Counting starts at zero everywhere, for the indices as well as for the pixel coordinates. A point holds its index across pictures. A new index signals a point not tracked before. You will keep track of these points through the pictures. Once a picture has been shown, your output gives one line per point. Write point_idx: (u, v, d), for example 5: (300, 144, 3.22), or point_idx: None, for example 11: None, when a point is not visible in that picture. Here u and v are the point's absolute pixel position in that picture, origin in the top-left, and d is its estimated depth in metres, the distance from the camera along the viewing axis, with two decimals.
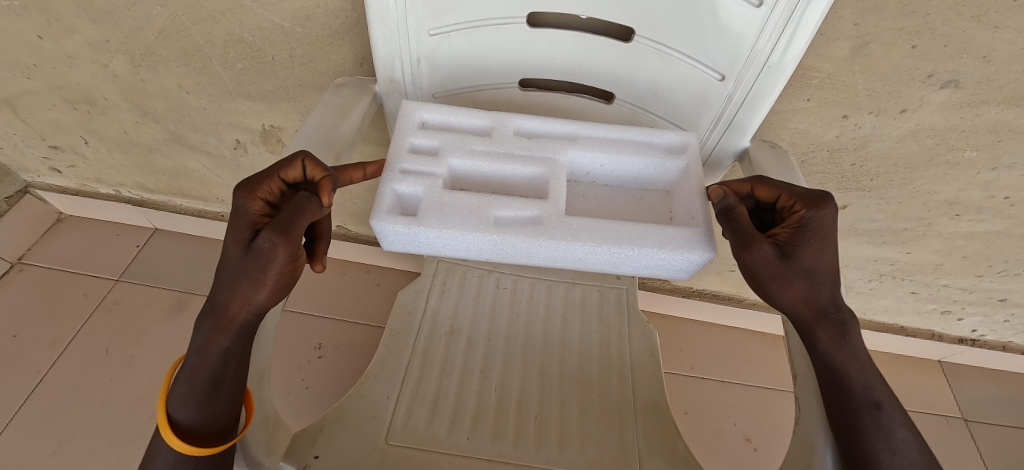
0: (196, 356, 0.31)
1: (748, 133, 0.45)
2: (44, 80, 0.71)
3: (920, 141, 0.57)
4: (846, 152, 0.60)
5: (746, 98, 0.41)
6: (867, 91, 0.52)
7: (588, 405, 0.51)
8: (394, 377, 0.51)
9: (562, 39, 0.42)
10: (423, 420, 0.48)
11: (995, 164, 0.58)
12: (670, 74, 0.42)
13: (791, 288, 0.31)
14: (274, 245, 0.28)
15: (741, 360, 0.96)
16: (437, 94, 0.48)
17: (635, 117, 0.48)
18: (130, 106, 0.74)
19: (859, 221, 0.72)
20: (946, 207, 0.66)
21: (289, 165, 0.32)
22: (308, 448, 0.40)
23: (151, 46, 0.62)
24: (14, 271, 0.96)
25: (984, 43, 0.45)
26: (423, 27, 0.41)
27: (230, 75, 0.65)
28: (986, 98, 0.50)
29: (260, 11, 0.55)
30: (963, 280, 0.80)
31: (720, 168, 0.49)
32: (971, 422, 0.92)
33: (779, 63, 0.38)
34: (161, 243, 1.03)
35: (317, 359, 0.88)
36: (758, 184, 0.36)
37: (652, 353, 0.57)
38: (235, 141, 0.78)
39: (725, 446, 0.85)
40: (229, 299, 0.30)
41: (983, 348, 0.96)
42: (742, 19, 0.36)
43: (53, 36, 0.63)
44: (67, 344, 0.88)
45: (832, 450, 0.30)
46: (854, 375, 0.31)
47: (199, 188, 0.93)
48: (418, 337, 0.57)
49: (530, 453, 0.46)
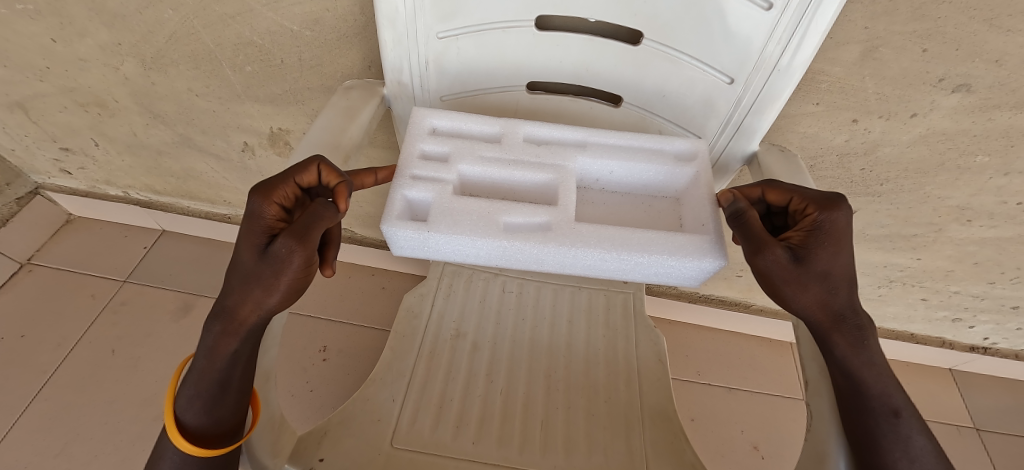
0: (203, 359, 0.31)
1: (756, 138, 0.44)
2: (56, 83, 0.72)
3: (931, 146, 0.56)
4: (855, 156, 0.60)
5: (754, 102, 0.41)
6: (877, 95, 0.52)
7: (596, 410, 0.51)
8: (398, 379, 0.51)
9: (569, 43, 0.42)
10: (428, 424, 0.47)
11: (1007, 170, 0.57)
12: (679, 77, 0.42)
13: (806, 292, 0.31)
14: (290, 250, 0.28)
15: (749, 367, 0.95)
16: (444, 98, 0.48)
17: (641, 120, 0.47)
18: (140, 108, 0.75)
19: (868, 226, 0.71)
20: (957, 213, 0.65)
21: (305, 170, 0.32)
22: (313, 451, 0.40)
23: (162, 49, 0.63)
24: (22, 272, 0.97)
25: (997, 47, 0.44)
26: (431, 31, 0.41)
27: (239, 78, 0.65)
28: (997, 103, 0.50)
29: (271, 15, 0.55)
30: (974, 286, 0.78)
31: (728, 172, 0.49)
32: (984, 432, 0.90)
33: (788, 66, 0.38)
34: (168, 245, 1.03)
35: (321, 362, 0.88)
36: (769, 188, 0.35)
37: (660, 358, 0.56)
38: (244, 144, 0.78)
39: (732, 455, 0.84)
40: (240, 302, 0.30)
41: (995, 356, 0.94)
42: (751, 23, 0.36)
43: (66, 39, 0.64)
44: (74, 344, 0.89)
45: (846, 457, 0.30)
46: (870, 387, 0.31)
47: (207, 190, 0.93)
48: (423, 340, 0.56)
49: (536, 458, 0.45)
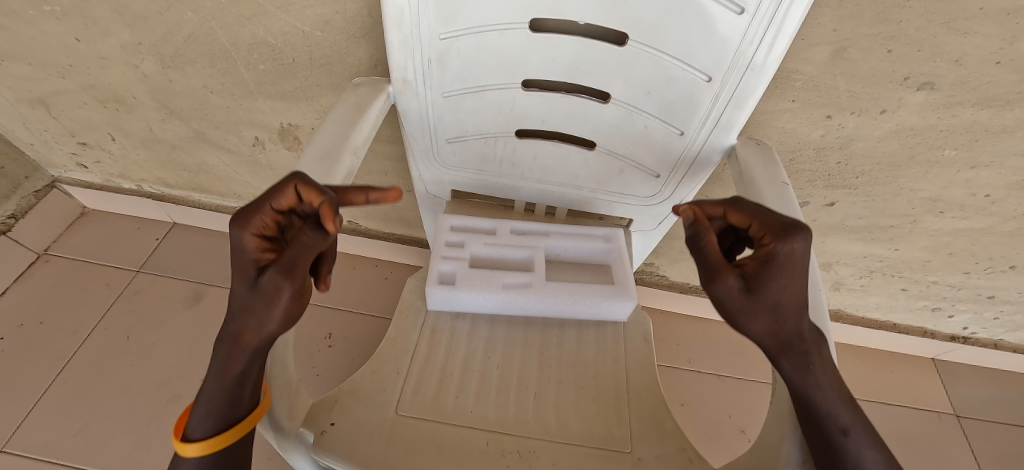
0: (213, 379, 0.33)
1: (734, 130, 0.48)
2: (78, 79, 0.76)
3: (902, 140, 0.60)
4: (831, 151, 0.64)
5: (731, 97, 0.45)
6: (849, 93, 0.55)
7: (585, 384, 0.54)
8: (402, 356, 0.55)
9: (561, 43, 0.45)
10: (430, 395, 0.51)
11: (973, 163, 0.61)
12: (661, 76, 0.46)
13: (755, 320, 0.33)
14: (276, 284, 0.32)
15: (737, 355, 0.99)
16: (446, 94, 0.52)
17: (628, 116, 0.51)
18: (156, 104, 0.79)
19: (847, 218, 0.75)
20: (930, 205, 0.69)
21: (282, 191, 0.33)
22: (324, 417, 0.45)
23: (180, 48, 0.67)
24: (39, 262, 1.01)
25: (956, 48, 0.48)
26: (435, 32, 0.45)
27: (252, 76, 0.69)
28: (961, 99, 0.53)
29: (284, 17, 0.59)
30: (950, 276, 0.82)
31: (709, 164, 0.53)
32: (963, 418, 0.94)
33: (760, 65, 0.42)
34: (179, 237, 1.07)
35: (327, 348, 0.92)
36: (730, 210, 0.37)
37: (646, 339, 0.60)
38: (254, 139, 0.82)
39: (719, 438, 0.87)
40: (243, 328, 0.34)
41: (975, 345, 0.98)
42: (725, 25, 0.39)
43: (89, 39, 0.68)
44: (90, 331, 0.93)
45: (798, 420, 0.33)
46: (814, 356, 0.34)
47: (217, 184, 0.97)
48: (425, 320, 0.60)
49: (530, 426, 0.49)
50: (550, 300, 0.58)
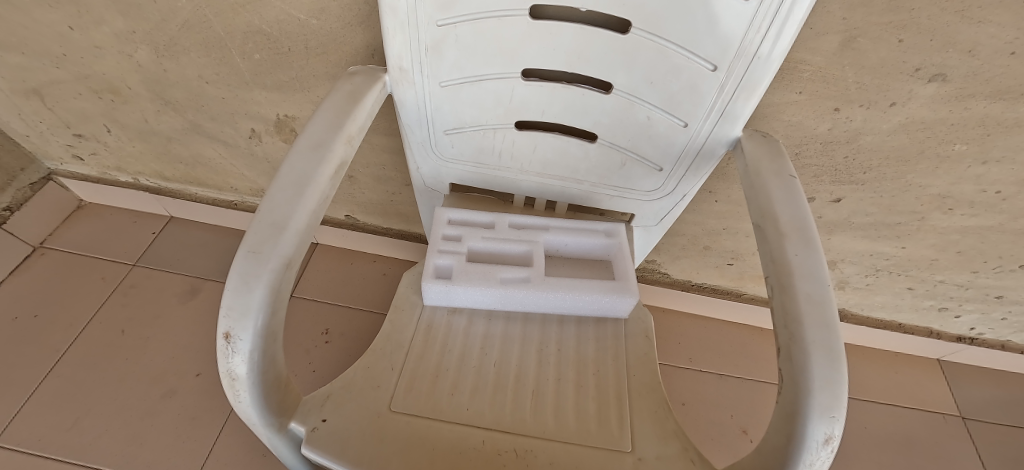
0: None
1: (739, 122, 0.47)
2: (72, 69, 0.75)
3: (911, 134, 0.59)
4: (838, 145, 0.62)
5: (737, 88, 0.44)
6: (858, 84, 0.54)
7: (584, 382, 0.53)
8: (396, 352, 0.54)
9: (562, 30, 0.44)
10: (425, 391, 0.50)
11: (984, 158, 0.60)
12: (665, 65, 0.44)
13: None
14: None
15: (740, 353, 0.97)
16: (444, 83, 0.51)
17: (630, 107, 0.50)
18: (152, 95, 0.78)
19: (853, 214, 0.73)
20: (939, 201, 0.67)
21: None
22: (316, 413, 0.43)
23: (174, 37, 0.66)
24: (34, 255, 1.00)
25: (969, 38, 0.47)
26: (432, 19, 0.44)
27: (247, 65, 0.68)
28: (972, 92, 0.52)
29: (278, 4, 0.58)
30: (958, 276, 0.81)
31: (712, 157, 0.52)
32: (969, 419, 0.93)
33: (767, 54, 0.40)
34: (176, 231, 1.07)
35: (323, 344, 0.91)
36: None
37: (647, 335, 0.58)
38: (250, 131, 0.81)
39: (721, 438, 0.86)
40: None
41: (982, 346, 0.96)
42: (732, 13, 0.38)
43: (82, 27, 0.67)
44: (84, 325, 0.92)
45: (800, 425, 0.30)
46: (815, 352, 0.31)
47: (214, 177, 0.96)
48: (421, 314, 0.59)
49: (527, 424, 0.48)
50: (549, 296, 0.57)
